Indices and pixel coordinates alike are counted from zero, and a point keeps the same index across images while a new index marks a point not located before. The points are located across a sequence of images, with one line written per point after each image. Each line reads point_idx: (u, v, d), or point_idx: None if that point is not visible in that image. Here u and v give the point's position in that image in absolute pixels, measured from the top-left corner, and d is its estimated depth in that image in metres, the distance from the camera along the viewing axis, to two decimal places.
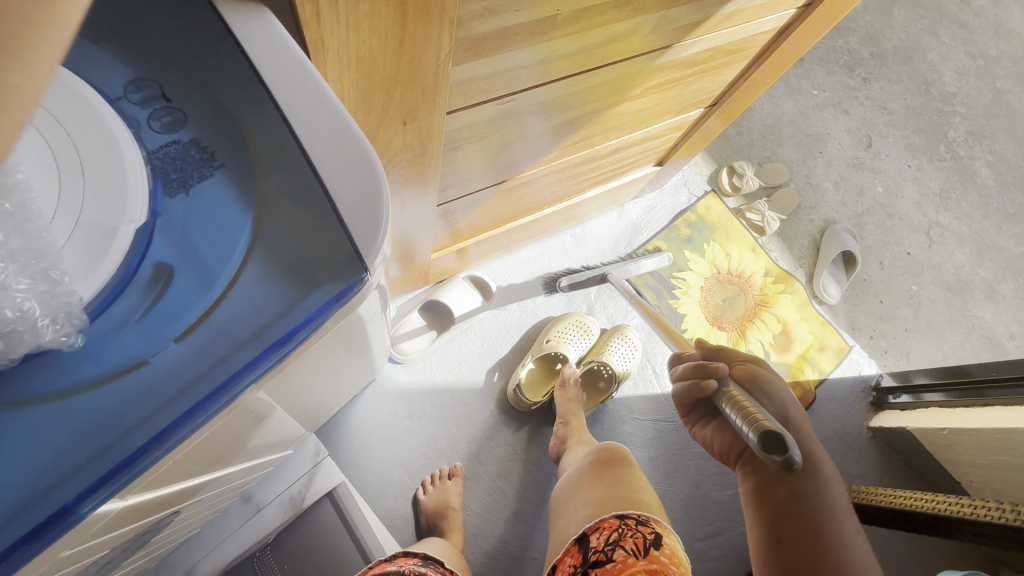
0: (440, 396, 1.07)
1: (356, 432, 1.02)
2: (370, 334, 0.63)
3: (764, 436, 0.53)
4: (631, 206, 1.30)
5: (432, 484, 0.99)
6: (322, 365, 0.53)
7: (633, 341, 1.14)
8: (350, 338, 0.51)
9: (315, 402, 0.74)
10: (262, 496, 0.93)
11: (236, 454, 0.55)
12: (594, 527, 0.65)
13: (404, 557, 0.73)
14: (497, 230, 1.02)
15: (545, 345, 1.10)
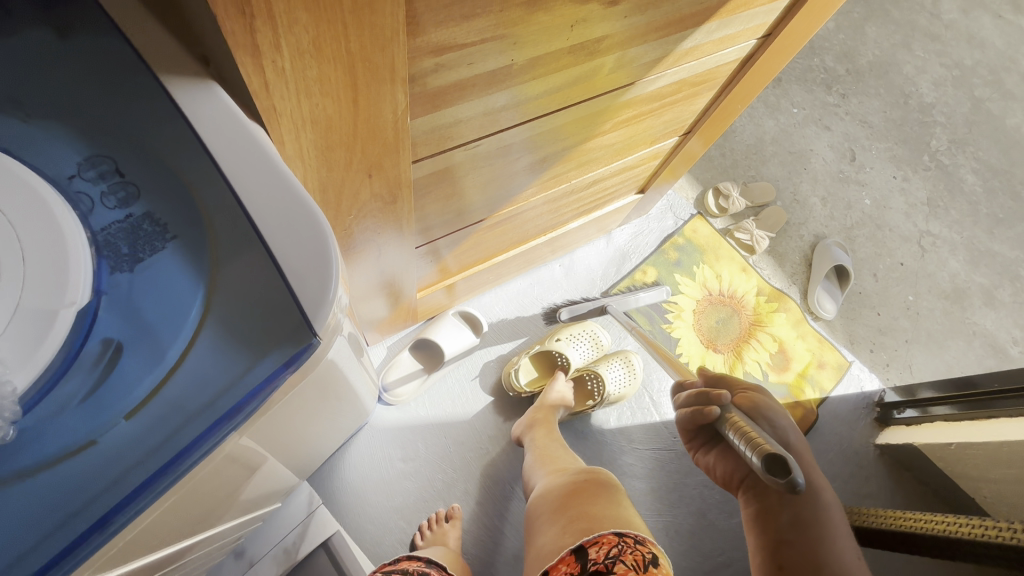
0: (434, 436, 1.05)
1: (350, 478, 1.00)
2: (355, 375, 0.62)
3: (765, 458, 0.52)
4: (618, 232, 1.30)
5: (430, 528, 0.96)
6: (306, 413, 0.53)
7: (633, 368, 1.12)
8: (327, 389, 0.51)
9: (303, 451, 0.72)
10: (254, 551, 0.89)
11: (227, 505, 0.53)
12: (593, 540, 0.63)
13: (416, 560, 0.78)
14: (485, 264, 1.02)
15: (552, 343, 1.10)
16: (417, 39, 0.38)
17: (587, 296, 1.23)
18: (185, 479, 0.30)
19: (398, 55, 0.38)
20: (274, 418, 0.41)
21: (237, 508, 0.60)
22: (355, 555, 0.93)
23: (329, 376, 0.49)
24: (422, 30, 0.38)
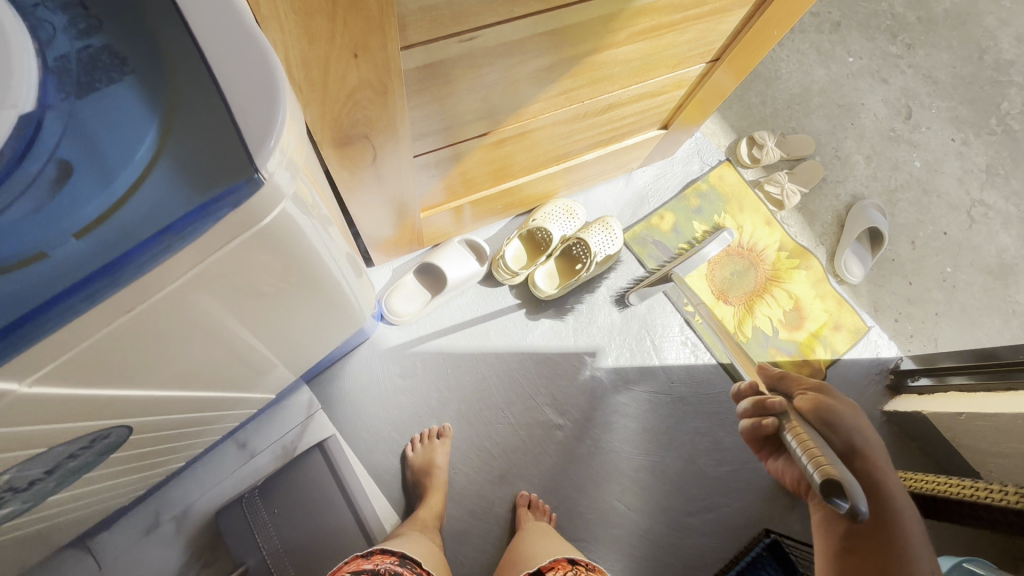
0: (433, 358, 1.07)
1: (347, 387, 1.03)
2: (345, 282, 0.62)
3: (830, 469, 0.53)
4: (639, 174, 1.25)
5: (420, 443, 1.00)
6: (284, 307, 0.53)
7: (614, 231, 1.13)
8: (313, 287, 0.53)
9: (293, 354, 0.73)
10: (256, 444, 0.97)
11: (207, 382, 0.55)
12: (548, 565, 0.75)
13: (381, 555, 0.72)
14: (492, 189, 1.00)
15: (530, 223, 1.12)
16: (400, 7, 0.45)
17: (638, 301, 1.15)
18: (118, 292, 0.31)
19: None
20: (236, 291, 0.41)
21: (223, 389, 0.63)
22: (344, 453, 0.97)
23: (308, 274, 0.49)
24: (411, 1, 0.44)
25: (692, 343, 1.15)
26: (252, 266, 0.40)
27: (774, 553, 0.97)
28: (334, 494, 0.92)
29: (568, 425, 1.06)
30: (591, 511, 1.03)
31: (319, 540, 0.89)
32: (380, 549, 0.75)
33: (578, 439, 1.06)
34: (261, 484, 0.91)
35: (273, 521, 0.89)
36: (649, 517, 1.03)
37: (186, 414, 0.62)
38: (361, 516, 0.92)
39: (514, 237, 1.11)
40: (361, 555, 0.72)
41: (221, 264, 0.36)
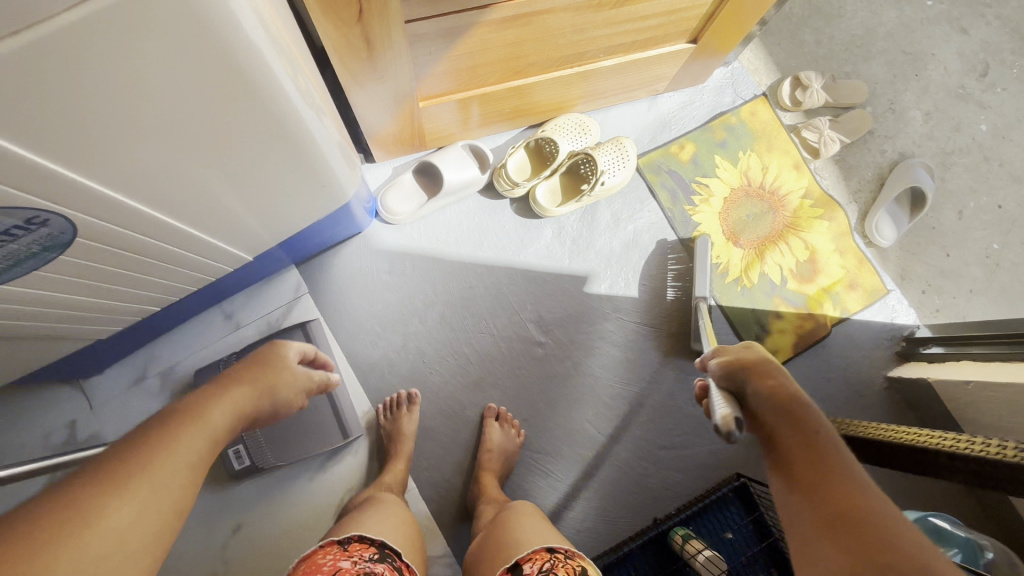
0: (422, 259, 1.05)
1: (336, 275, 1.03)
2: (294, 100, 0.51)
3: (725, 412, 0.51)
4: (665, 99, 1.17)
5: (388, 411, 0.98)
6: (208, 118, 0.47)
7: (626, 151, 1.08)
8: (230, 107, 0.47)
9: (274, 198, 0.68)
10: (242, 316, 0.99)
11: (147, 213, 0.54)
12: (527, 556, 0.68)
13: (358, 545, 0.65)
14: (498, 87, 0.96)
15: (539, 133, 1.08)
16: (219, 386, 0.64)
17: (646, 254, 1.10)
18: None
19: (220, 408, 0.59)
20: (100, 87, 0.37)
21: (197, 221, 0.61)
22: (325, 335, 0.99)
23: (201, 74, 0.41)
24: (236, 389, 0.64)
25: (694, 280, 1.10)
26: (125, 56, 0.36)
27: (740, 494, 0.97)
28: None
29: (549, 344, 1.04)
30: (561, 429, 1.02)
31: (290, 411, 0.93)
32: (358, 536, 0.67)
33: (558, 359, 1.04)
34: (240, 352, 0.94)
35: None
36: (618, 443, 1.02)
37: (125, 262, 0.60)
38: (333, 397, 0.96)
39: (519, 147, 1.06)
40: (335, 543, 0.65)
41: (32, 53, 0.32)
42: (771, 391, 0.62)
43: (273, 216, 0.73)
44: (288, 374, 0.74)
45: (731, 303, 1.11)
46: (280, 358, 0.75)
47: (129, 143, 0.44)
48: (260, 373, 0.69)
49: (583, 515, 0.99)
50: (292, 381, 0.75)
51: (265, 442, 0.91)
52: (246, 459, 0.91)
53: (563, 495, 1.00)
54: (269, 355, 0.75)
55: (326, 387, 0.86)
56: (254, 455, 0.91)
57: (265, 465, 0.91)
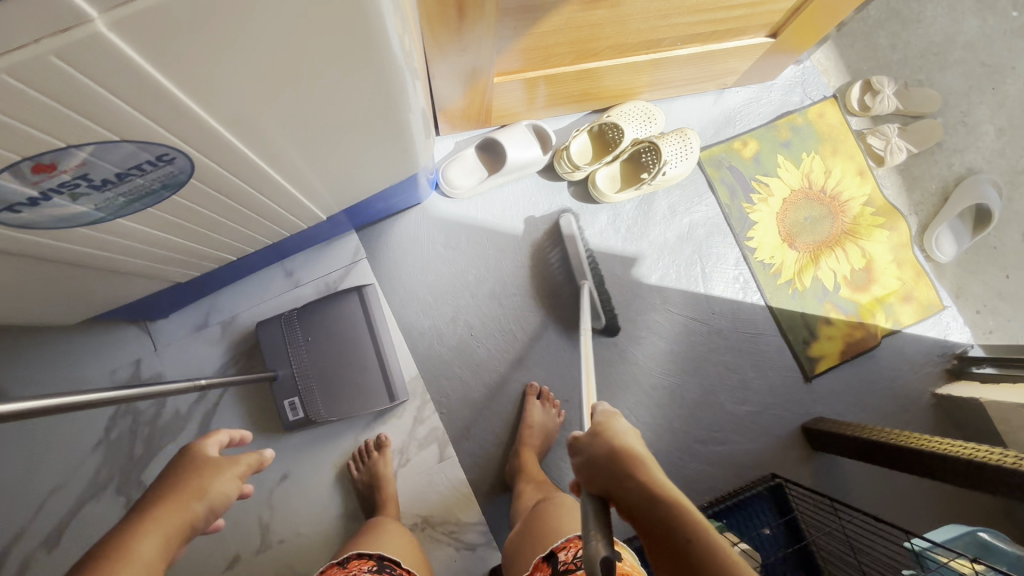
0: (478, 234, 1.07)
1: (394, 243, 1.06)
2: (397, 59, 0.50)
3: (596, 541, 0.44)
4: (731, 93, 1.16)
5: (362, 459, 0.98)
6: (319, 80, 0.47)
7: (691, 143, 1.07)
8: (342, 66, 0.46)
9: (365, 154, 0.69)
10: (302, 275, 1.03)
11: (246, 165, 0.55)
12: (561, 545, 0.71)
13: (356, 561, 0.75)
14: (571, 68, 0.96)
15: (605, 118, 1.08)
16: (150, 504, 0.51)
17: (699, 246, 1.10)
18: None
19: (151, 538, 0.48)
20: (216, 56, 0.37)
21: (297, 171, 0.64)
22: (379, 301, 1.01)
23: (311, 38, 0.40)
24: (167, 519, 0.50)
25: (745, 278, 1.10)
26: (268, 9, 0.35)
27: (774, 494, 0.98)
28: (364, 337, 0.97)
29: (596, 329, 1.06)
30: None
31: (343, 370, 0.96)
32: (357, 553, 0.77)
33: (603, 345, 1.05)
34: (300, 309, 0.97)
35: (305, 344, 0.96)
36: (655, 432, 1.04)
37: (218, 209, 0.62)
38: (384, 361, 0.98)
39: (583, 130, 1.06)
40: (339, 566, 0.74)
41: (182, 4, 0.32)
42: (642, 492, 0.50)
43: (359, 172, 0.74)
44: (223, 476, 0.57)
45: (781, 305, 1.10)
46: (199, 465, 0.56)
47: (256, 105, 0.45)
48: (195, 488, 0.54)
49: None
50: (229, 484, 0.57)
51: (320, 397, 0.95)
52: (301, 412, 0.95)
53: None
54: (176, 469, 0.55)
55: (261, 463, 0.64)
56: (309, 408, 0.95)
57: (319, 419, 0.95)
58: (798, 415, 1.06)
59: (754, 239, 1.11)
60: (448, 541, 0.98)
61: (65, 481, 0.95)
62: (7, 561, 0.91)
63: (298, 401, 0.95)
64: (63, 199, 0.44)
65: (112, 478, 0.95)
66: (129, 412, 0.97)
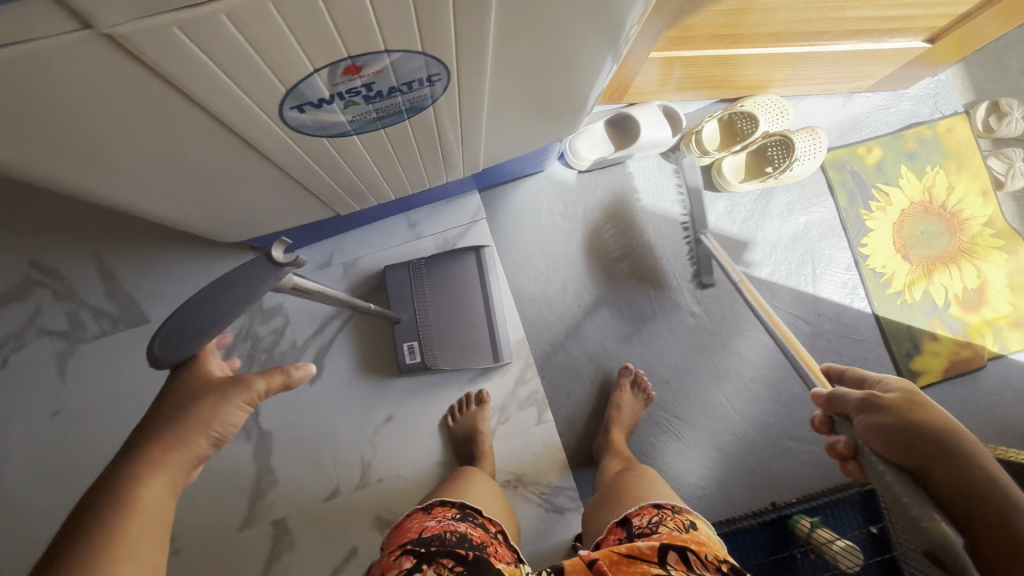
0: (596, 208, 1.08)
1: (513, 207, 1.08)
2: (635, 9, 0.49)
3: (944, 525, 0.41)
4: (861, 98, 1.15)
5: (463, 408, 1.00)
6: (579, 17, 0.46)
7: (820, 139, 1.06)
8: (599, 13, 0.46)
9: (556, 109, 0.69)
10: (424, 228, 1.05)
11: (464, 102, 0.56)
12: (635, 511, 0.69)
13: (441, 508, 0.72)
14: (720, 51, 0.95)
15: (737, 107, 1.07)
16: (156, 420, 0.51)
17: (812, 245, 1.11)
18: None
19: (154, 483, 0.48)
20: None
21: (490, 118, 0.65)
22: (494, 261, 1.03)
23: None
24: (166, 461, 0.49)
25: (854, 284, 1.10)
26: None
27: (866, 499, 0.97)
28: (480, 294, 0.99)
29: (702, 315, 1.07)
30: (698, 398, 1.05)
31: (462, 321, 0.99)
32: (440, 501, 0.75)
33: (706, 332, 1.07)
34: (427, 259, 1.00)
35: (429, 292, 0.98)
36: (749, 424, 1.05)
37: (417, 140, 0.64)
38: (497, 318, 1.00)
39: (715, 117, 1.06)
40: (421, 509, 0.73)
41: None
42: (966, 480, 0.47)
43: (539, 129, 0.75)
44: (220, 403, 0.53)
45: (888, 315, 1.09)
46: (200, 389, 0.53)
47: (524, 39, 0.47)
48: (194, 421, 0.51)
49: (705, 483, 1.02)
50: (225, 412, 0.53)
51: (438, 344, 0.97)
52: (418, 355, 0.98)
53: (689, 460, 1.03)
54: (180, 393, 0.52)
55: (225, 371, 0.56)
56: (426, 353, 0.97)
57: (434, 365, 0.97)
58: None
59: (869, 245, 1.11)
60: (538, 502, 1.00)
61: None
62: None
63: (416, 344, 0.98)
64: (339, 105, 0.46)
65: None
66: (249, 338, 1.01)
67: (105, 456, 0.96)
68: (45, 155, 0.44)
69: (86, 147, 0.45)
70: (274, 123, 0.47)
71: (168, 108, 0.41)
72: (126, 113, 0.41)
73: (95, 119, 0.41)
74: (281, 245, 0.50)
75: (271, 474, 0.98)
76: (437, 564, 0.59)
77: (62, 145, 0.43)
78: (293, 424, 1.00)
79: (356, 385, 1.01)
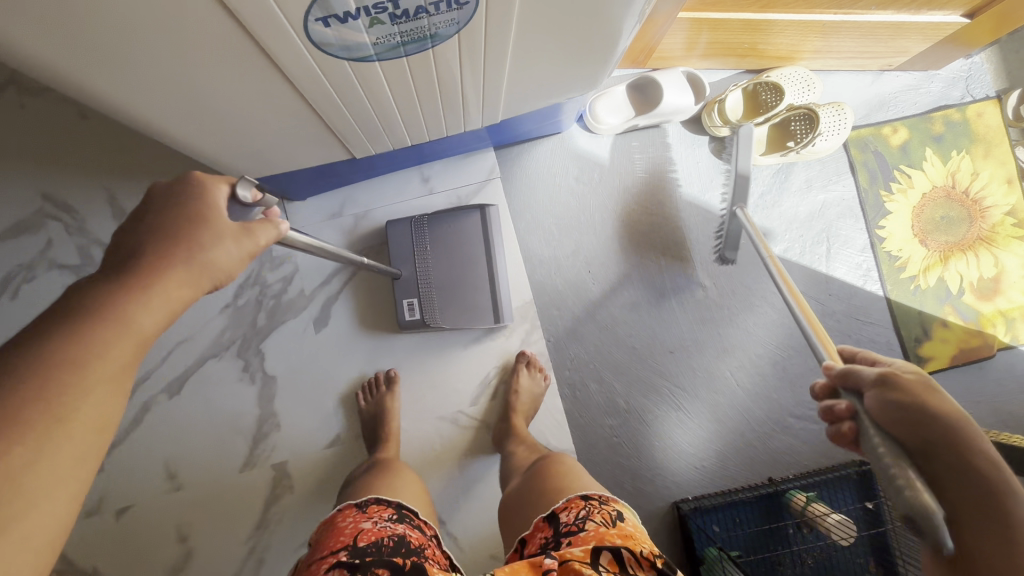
0: (612, 174, 1.07)
1: (529, 168, 1.07)
2: None
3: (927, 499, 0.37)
4: (890, 77, 1.12)
5: (376, 388, 0.99)
6: None
7: (846, 115, 1.03)
8: None
9: (583, 61, 0.67)
10: (437, 183, 1.05)
11: (490, 40, 0.55)
12: (563, 505, 0.67)
13: (377, 507, 0.69)
14: (751, 15, 0.93)
15: (762, 78, 1.05)
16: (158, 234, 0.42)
17: (829, 224, 1.09)
18: None
19: (150, 326, 0.39)
20: None
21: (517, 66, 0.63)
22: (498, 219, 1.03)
23: None
24: (166, 306, 0.40)
25: (869, 266, 1.09)
26: None
27: (863, 477, 0.98)
28: (481, 252, 0.98)
29: (714, 289, 1.06)
30: (702, 371, 1.05)
31: (464, 281, 0.97)
32: (376, 499, 0.72)
33: (716, 305, 1.06)
34: (432, 215, 0.99)
35: (432, 252, 0.97)
36: (751, 399, 1.05)
37: (440, 82, 0.63)
38: (495, 275, 0.98)
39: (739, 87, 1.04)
40: (354, 506, 0.69)
41: None
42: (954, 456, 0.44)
43: (565, 80, 0.73)
44: (232, 248, 0.45)
45: (900, 299, 1.08)
46: (212, 232, 0.44)
47: None
48: (195, 265, 0.43)
49: (702, 455, 1.03)
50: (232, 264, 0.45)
51: (438, 302, 0.96)
52: (417, 313, 0.97)
53: (689, 431, 1.03)
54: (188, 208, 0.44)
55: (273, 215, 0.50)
56: (425, 311, 0.96)
57: (432, 324, 0.97)
58: None
59: (886, 228, 1.09)
60: None
61: (191, 335, 0.99)
62: (134, 396, 0.98)
63: (416, 302, 0.97)
64: (364, 22, 0.45)
65: (234, 340, 1.00)
66: (258, 284, 1.01)
67: None
68: (70, 56, 0.44)
69: (116, 52, 0.44)
70: (297, 39, 0.46)
71: (198, 11, 0.41)
72: (156, 14, 0.41)
73: (126, 14, 0.40)
74: (250, 183, 0.47)
75: (274, 418, 0.99)
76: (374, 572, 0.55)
77: (95, 47, 0.43)
78: (297, 371, 1.00)
79: (362, 337, 1.02)
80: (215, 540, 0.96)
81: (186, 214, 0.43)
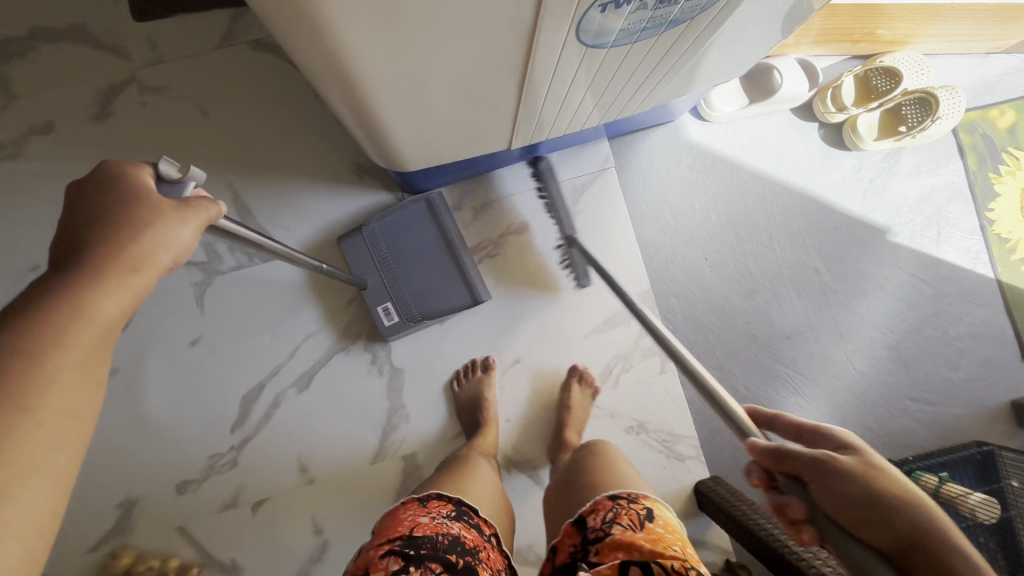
0: (723, 162, 1.08)
1: (643, 156, 1.08)
2: None
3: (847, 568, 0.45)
4: (996, 59, 1.12)
5: (467, 376, 1.00)
6: None
7: (961, 98, 1.02)
8: None
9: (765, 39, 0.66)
10: (553, 174, 1.05)
11: (714, 21, 0.55)
12: (589, 509, 0.67)
13: (437, 503, 0.69)
14: None
15: (877, 63, 1.05)
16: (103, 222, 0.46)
17: (939, 208, 1.10)
18: None
19: (118, 296, 0.44)
20: None
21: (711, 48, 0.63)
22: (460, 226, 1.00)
23: None
24: (130, 280, 0.45)
25: (980, 248, 1.09)
26: None
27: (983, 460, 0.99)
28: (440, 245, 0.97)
29: (830, 274, 1.07)
30: (818, 355, 1.05)
31: (433, 274, 0.97)
32: (436, 495, 0.72)
33: (832, 290, 1.07)
34: (378, 220, 0.97)
35: (393, 257, 0.97)
36: (868, 382, 1.05)
37: (641, 66, 0.63)
38: (462, 266, 0.98)
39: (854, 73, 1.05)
40: (416, 500, 0.69)
41: None
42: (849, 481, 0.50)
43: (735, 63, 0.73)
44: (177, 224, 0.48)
45: (1012, 281, 1.08)
46: (152, 208, 0.47)
47: None
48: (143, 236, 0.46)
49: None
50: (185, 235, 0.48)
51: (411, 299, 0.96)
52: (395, 317, 0.96)
53: (809, 416, 1.04)
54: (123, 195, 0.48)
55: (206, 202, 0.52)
56: (403, 309, 0.96)
57: (416, 320, 0.96)
58: (1011, 390, 1.06)
59: (996, 210, 1.09)
60: (659, 449, 1.01)
61: (318, 330, 1.00)
62: (264, 392, 0.99)
63: (392, 306, 0.97)
64: (631, 7, 0.46)
65: (361, 333, 1.01)
66: None
67: (243, 386, 0.99)
68: (361, 52, 0.44)
69: (403, 47, 0.44)
70: (568, 24, 0.46)
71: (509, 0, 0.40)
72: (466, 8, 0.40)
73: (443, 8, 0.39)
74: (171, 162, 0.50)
75: (402, 410, 1.00)
76: (425, 568, 0.58)
77: (393, 42, 0.43)
78: (423, 363, 1.01)
79: (484, 328, 1.03)
80: (350, 532, 0.97)
81: (121, 198, 0.47)
